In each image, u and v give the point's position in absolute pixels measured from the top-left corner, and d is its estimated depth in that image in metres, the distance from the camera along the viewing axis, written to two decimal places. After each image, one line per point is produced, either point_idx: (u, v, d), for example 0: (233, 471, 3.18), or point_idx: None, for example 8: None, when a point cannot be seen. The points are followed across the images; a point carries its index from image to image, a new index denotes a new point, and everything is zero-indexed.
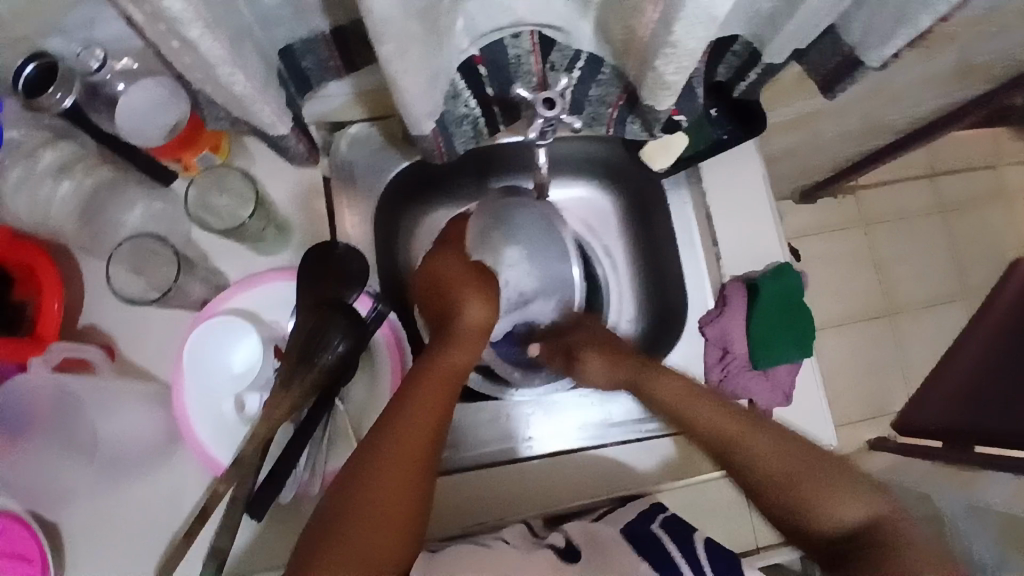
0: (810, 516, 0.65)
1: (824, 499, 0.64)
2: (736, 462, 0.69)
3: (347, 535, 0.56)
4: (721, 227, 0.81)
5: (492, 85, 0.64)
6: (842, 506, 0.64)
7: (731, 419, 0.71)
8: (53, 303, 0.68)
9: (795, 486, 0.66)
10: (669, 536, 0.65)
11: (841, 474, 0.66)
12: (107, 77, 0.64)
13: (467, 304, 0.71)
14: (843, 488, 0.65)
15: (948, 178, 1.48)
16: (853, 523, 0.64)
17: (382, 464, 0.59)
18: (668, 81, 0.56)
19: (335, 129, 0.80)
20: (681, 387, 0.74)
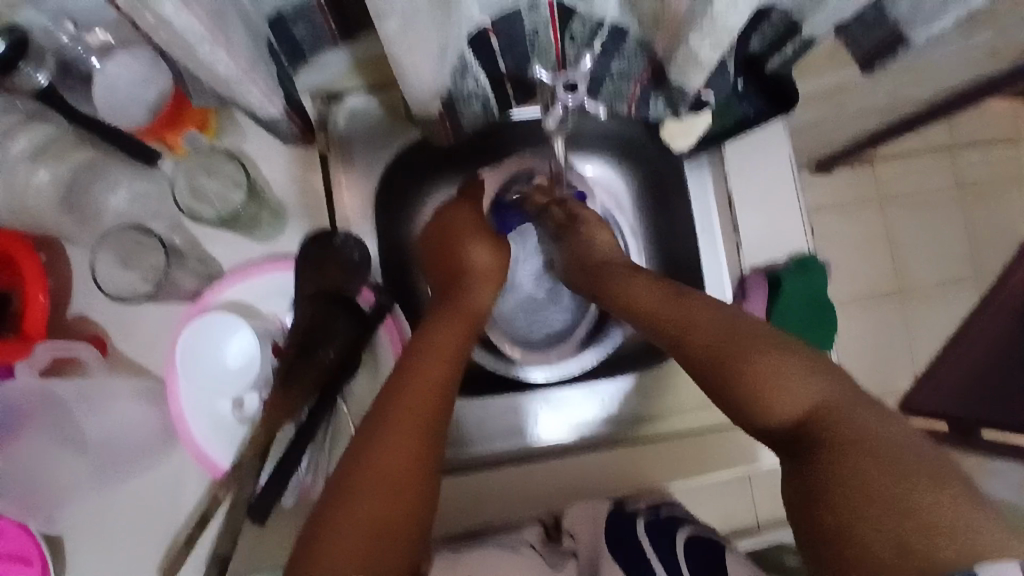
0: (755, 411, 0.50)
1: (767, 383, 0.49)
2: (692, 342, 0.55)
3: (350, 512, 0.50)
4: (743, 211, 0.76)
5: (506, 59, 0.57)
6: (781, 392, 0.49)
7: (699, 316, 0.56)
8: (37, 297, 0.63)
9: (728, 362, 0.52)
10: (649, 537, 0.60)
11: (787, 352, 0.51)
12: (82, 53, 0.60)
13: (473, 251, 0.70)
14: (788, 366, 0.50)
15: (971, 150, 1.42)
16: (791, 419, 0.48)
17: (391, 428, 0.54)
18: (702, 57, 0.50)
19: (332, 101, 0.74)
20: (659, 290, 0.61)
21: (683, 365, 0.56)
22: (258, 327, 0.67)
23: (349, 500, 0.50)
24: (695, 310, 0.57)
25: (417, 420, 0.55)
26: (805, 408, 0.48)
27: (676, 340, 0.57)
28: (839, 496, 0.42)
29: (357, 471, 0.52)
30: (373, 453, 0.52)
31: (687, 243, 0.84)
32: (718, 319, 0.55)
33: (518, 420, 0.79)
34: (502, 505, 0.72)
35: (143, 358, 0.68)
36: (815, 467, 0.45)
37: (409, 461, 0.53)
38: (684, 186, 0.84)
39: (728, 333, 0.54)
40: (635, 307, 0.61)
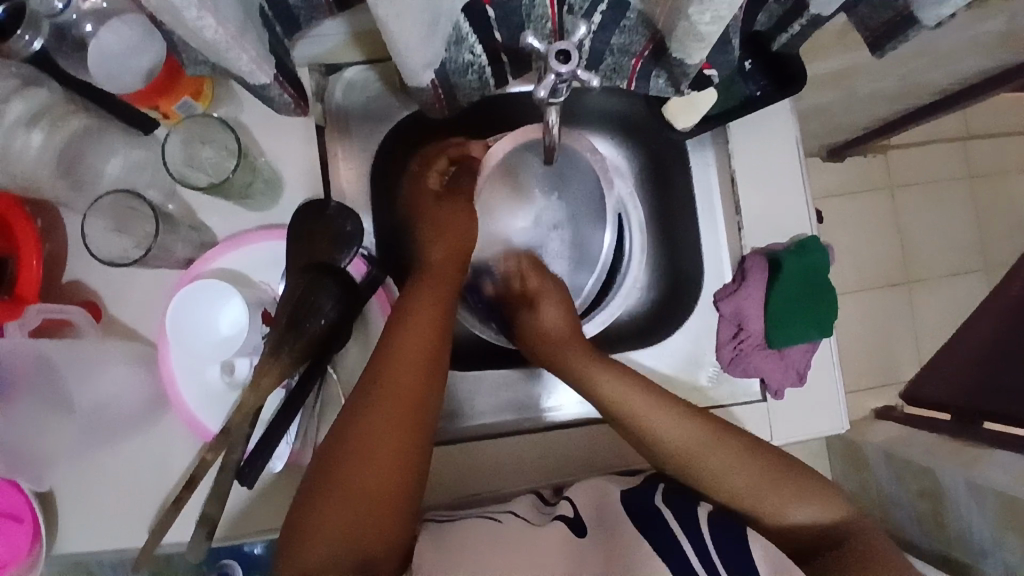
0: (772, 521, 0.64)
1: (782, 501, 0.64)
2: (714, 465, 0.65)
3: (339, 498, 0.53)
4: (744, 194, 0.75)
5: (501, 30, 0.55)
6: (801, 506, 0.64)
7: (663, 413, 0.67)
8: (31, 260, 0.64)
9: (769, 491, 0.64)
10: (672, 513, 0.62)
11: (784, 475, 0.65)
12: (73, 17, 0.55)
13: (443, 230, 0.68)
14: (801, 488, 0.64)
15: (985, 141, 1.39)
16: (812, 530, 0.64)
17: (369, 419, 0.55)
18: (702, 32, 0.50)
19: (331, 71, 0.73)
20: (629, 382, 0.68)
21: (692, 461, 0.66)
22: (251, 296, 0.66)
23: (336, 487, 0.53)
24: (722, 447, 0.65)
25: (404, 397, 0.56)
26: (830, 517, 0.64)
27: (677, 459, 0.66)
28: (833, 562, 0.61)
29: (335, 458, 0.54)
30: (358, 436, 0.54)
31: (685, 225, 0.83)
32: (716, 437, 0.66)
33: (510, 395, 0.79)
34: (489, 478, 0.72)
35: (137, 322, 0.68)
36: (845, 560, 0.60)
37: (390, 438, 0.55)
38: (684, 161, 0.82)
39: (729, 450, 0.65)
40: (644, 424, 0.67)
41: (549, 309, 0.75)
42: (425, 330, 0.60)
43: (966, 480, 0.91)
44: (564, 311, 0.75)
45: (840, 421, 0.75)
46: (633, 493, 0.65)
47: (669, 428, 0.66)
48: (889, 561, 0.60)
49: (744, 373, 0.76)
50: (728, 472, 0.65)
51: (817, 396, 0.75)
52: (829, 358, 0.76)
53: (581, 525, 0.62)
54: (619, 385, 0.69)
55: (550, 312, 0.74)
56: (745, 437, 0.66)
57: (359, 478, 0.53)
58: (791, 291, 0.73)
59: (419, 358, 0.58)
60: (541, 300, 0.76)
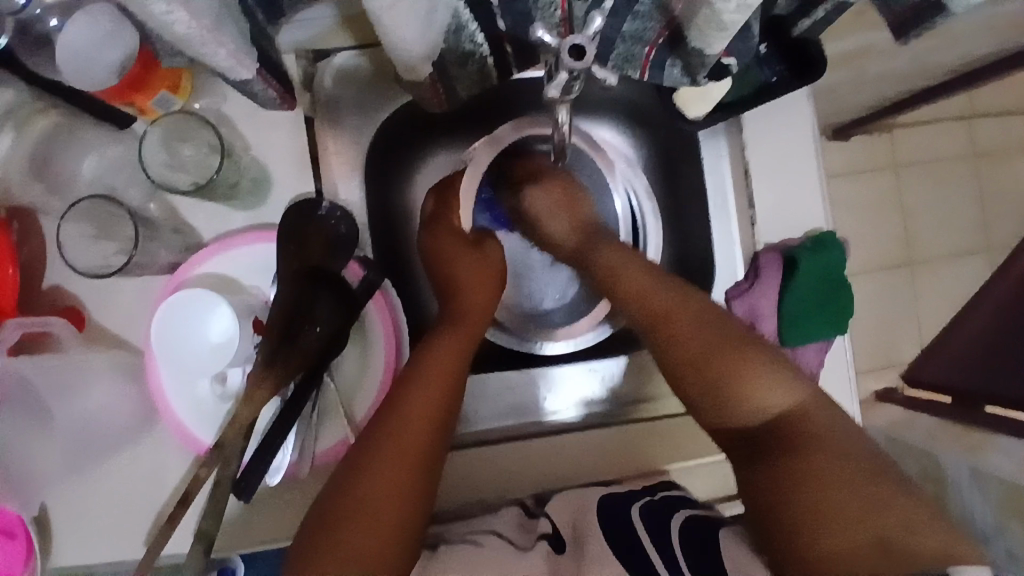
0: (736, 414, 0.58)
1: (753, 377, 0.58)
2: (692, 364, 0.59)
3: (360, 521, 0.51)
4: (759, 187, 0.71)
5: (505, 17, 0.49)
6: (767, 388, 0.58)
7: (650, 285, 0.63)
8: (6, 268, 0.59)
9: (725, 378, 0.58)
10: (645, 525, 0.58)
11: (756, 355, 0.59)
12: (37, 11, 0.49)
13: (462, 270, 0.67)
14: (764, 370, 0.58)
15: (995, 118, 1.35)
16: (769, 421, 0.58)
17: (389, 444, 0.55)
18: (724, 22, 0.45)
19: (319, 58, 0.67)
20: (627, 257, 0.66)
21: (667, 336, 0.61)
22: (239, 302, 0.62)
23: (355, 509, 0.52)
24: (694, 325, 0.61)
25: (419, 431, 0.56)
26: (790, 405, 0.58)
27: (648, 318, 0.62)
28: (779, 465, 0.55)
29: (348, 500, 0.52)
30: (370, 471, 0.53)
31: (694, 219, 0.79)
32: (683, 301, 0.62)
33: (514, 398, 0.77)
34: (494, 486, 0.70)
35: (121, 331, 0.65)
36: (780, 458, 0.56)
37: (400, 474, 0.54)
38: (695, 153, 0.78)
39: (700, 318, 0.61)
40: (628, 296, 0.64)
41: (543, 193, 0.71)
42: (450, 353, 0.61)
43: (970, 471, 0.90)
44: (556, 195, 0.71)
45: (852, 418, 0.74)
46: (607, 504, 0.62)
47: (641, 271, 0.65)
48: (849, 474, 0.53)
49: None
50: (690, 348, 0.60)
51: (828, 394, 0.73)
52: (840, 357, 0.74)
53: (561, 544, 0.60)
54: (636, 278, 0.64)
55: (558, 221, 0.71)
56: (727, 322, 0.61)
57: (377, 513, 0.52)
58: (806, 290, 0.71)
59: (443, 381, 0.58)
60: (536, 189, 0.72)
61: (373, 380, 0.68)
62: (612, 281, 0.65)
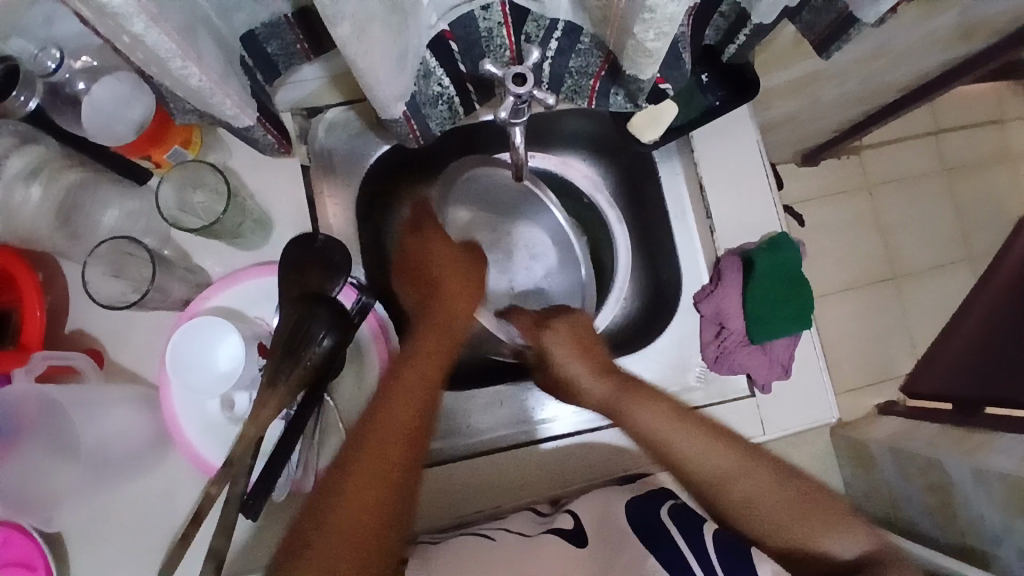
0: (808, 550, 0.65)
1: (824, 530, 0.65)
2: (758, 517, 0.66)
3: (344, 511, 0.54)
4: (715, 198, 0.78)
5: (465, 62, 0.60)
6: (835, 537, 0.65)
7: (712, 447, 0.67)
8: (35, 311, 0.66)
9: (799, 526, 0.65)
10: (676, 525, 0.64)
11: (820, 510, 0.65)
12: (66, 76, 0.60)
13: (454, 299, 0.71)
14: (832, 521, 0.65)
15: (954, 135, 1.44)
16: (852, 562, 0.64)
17: (378, 441, 0.58)
18: (648, 49, 0.54)
19: (312, 114, 0.77)
20: (674, 416, 0.68)
21: (693, 470, 0.67)
22: (247, 330, 0.69)
23: (341, 508, 0.54)
24: (766, 480, 0.66)
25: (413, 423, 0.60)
26: (866, 547, 0.64)
27: (715, 483, 0.66)
28: None
29: (341, 488, 0.55)
30: (360, 471, 0.56)
31: (663, 236, 0.86)
32: (750, 458, 0.67)
33: (506, 412, 0.81)
34: (491, 494, 0.74)
35: (139, 365, 0.71)
36: None
37: (392, 469, 0.57)
38: (654, 173, 0.85)
39: (751, 475, 0.66)
40: (685, 463, 0.67)
41: (567, 333, 0.75)
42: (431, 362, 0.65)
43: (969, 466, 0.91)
44: (572, 340, 0.74)
45: (829, 410, 0.78)
46: (634, 508, 0.66)
47: (692, 436, 0.67)
48: None
49: (730, 369, 0.78)
50: (763, 507, 0.66)
51: (801, 388, 0.78)
52: (812, 351, 0.78)
53: (580, 536, 0.64)
54: (700, 442, 0.67)
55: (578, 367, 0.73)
56: (774, 465, 0.67)
57: (354, 507, 0.54)
58: (769, 288, 0.75)
59: (425, 384, 0.63)
60: (557, 324, 0.76)
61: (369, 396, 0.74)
62: (670, 446, 0.67)
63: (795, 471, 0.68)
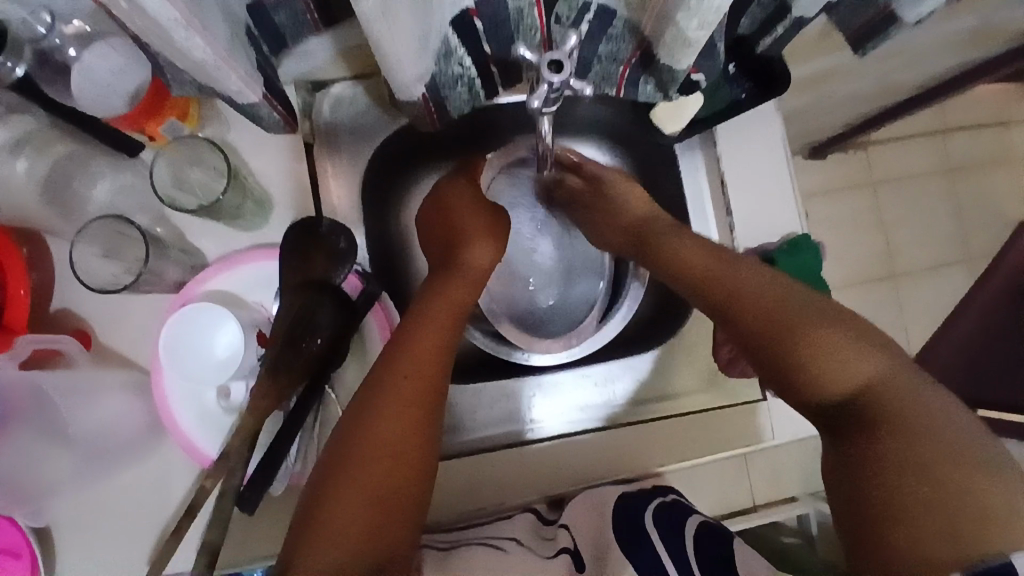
0: (810, 378, 0.54)
1: (834, 348, 0.53)
2: (808, 330, 0.55)
3: (353, 485, 0.51)
4: (736, 196, 0.76)
5: (490, 42, 0.56)
6: (850, 359, 0.53)
7: (737, 273, 0.61)
8: (19, 290, 0.62)
9: (862, 362, 0.53)
10: (658, 529, 0.63)
11: (840, 324, 0.55)
12: (56, 41, 0.55)
13: (472, 244, 0.68)
14: (847, 343, 0.54)
15: (962, 133, 1.39)
16: (850, 402, 0.53)
17: (391, 402, 0.55)
18: (690, 38, 0.50)
19: (317, 89, 0.73)
20: (712, 254, 0.63)
21: (720, 282, 0.61)
22: (245, 317, 0.65)
23: (352, 484, 0.51)
24: (790, 305, 0.57)
25: (423, 373, 0.58)
26: (873, 381, 0.52)
27: (725, 294, 0.60)
28: (866, 448, 0.50)
29: (349, 461, 0.52)
30: (376, 434, 0.54)
31: (678, 231, 0.83)
32: (772, 281, 0.59)
33: (510, 406, 0.79)
34: (492, 491, 0.72)
35: (129, 350, 0.67)
36: (868, 452, 0.51)
37: (409, 426, 0.55)
38: (674, 166, 0.82)
39: (773, 287, 0.58)
40: (710, 283, 0.61)
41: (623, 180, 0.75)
42: (445, 321, 0.62)
43: None
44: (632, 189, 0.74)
45: None
46: (621, 508, 0.67)
47: (737, 266, 0.61)
48: (934, 457, 0.48)
49: (739, 369, 0.77)
50: (753, 303, 0.58)
51: None
52: None
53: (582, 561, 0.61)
54: (741, 274, 0.60)
55: (614, 225, 0.74)
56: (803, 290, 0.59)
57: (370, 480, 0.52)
58: None
59: (441, 336, 0.61)
60: (624, 188, 0.74)
61: None
62: (702, 274, 0.62)
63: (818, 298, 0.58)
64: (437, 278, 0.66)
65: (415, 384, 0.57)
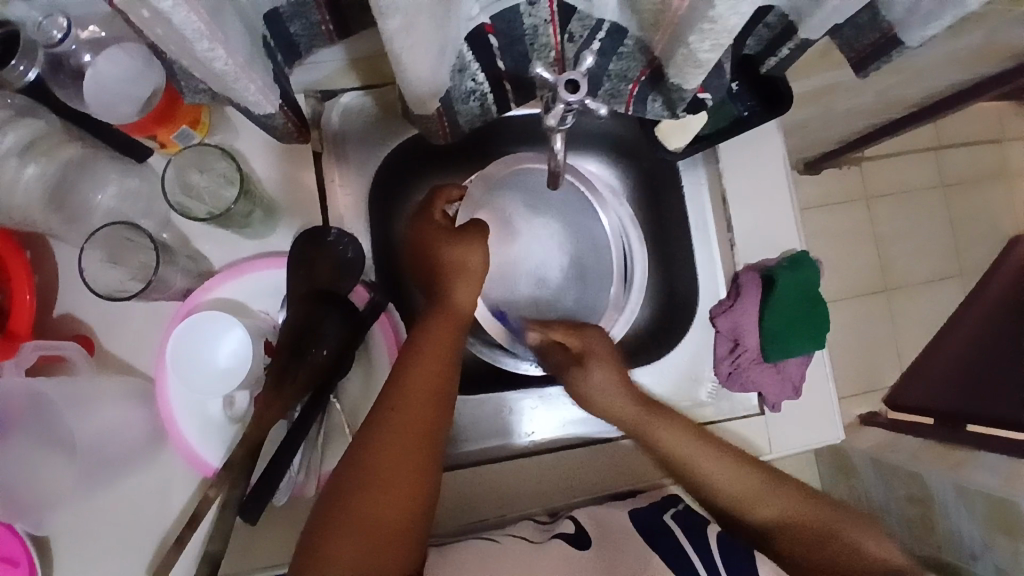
0: (852, 564, 0.63)
1: (852, 530, 0.65)
2: (749, 495, 0.67)
3: (355, 506, 0.53)
4: (738, 212, 0.77)
5: (505, 58, 0.57)
6: (878, 540, 0.64)
7: (714, 458, 0.67)
8: (24, 294, 0.62)
9: (810, 526, 0.65)
10: (680, 528, 0.65)
11: (816, 510, 0.66)
12: (71, 47, 0.55)
13: (452, 284, 0.66)
14: (860, 525, 0.66)
15: (957, 151, 1.41)
16: (888, 568, 0.63)
17: (383, 434, 0.56)
18: (700, 59, 0.51)
19: (326, 97, 0.73)
20: (697, 437, 0.68)
21: (702, 478, 0.67)
22: (251, 325, 0.65)
23: (350, 509, 0.52)
24: (772, 501, 0.66)
25: (418, 400, 0.58)
26: (894, 553, 0.64)
27: (734, 500, 0.67)
28: None
29: (348, 485, 0.54)
30: (372, 467, 0.54)
31: (680, 245, 0.84)
32: (739, 462, 0.68)
33: (511, 418, 0.78)
34: (493, 502, 0.72)
35: (131, 355, 0.67)
36: None
37: (399, 458, 0.55)
38: (676, 181, 0.84)
39: (761, 477, 0.67)
40: (701, 475, 0.67)
41: (603, 370, 0.71)
42: (437, 347, 0.62)
43: (956, 483, 0.92)
44: (616, 374, 0.71)
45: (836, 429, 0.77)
46: (640, 512, 0.67)
47: (719, 463, 0.67)
48: None
49: (743, 386, 0.77)
50: (775, 513, 0.66)
51: (811, 407, 0.77)
52: (822, 371, 0.78)
53: (584, 542, 0.63)
54: (722, 471, 0.67)
55: (618, 398, 0.70)
56: (765, 474, 0.67)
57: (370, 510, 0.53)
58: (789, 307, 0.75)
59: (436, 368, 0.60)
60: (592, 360, 0.72)
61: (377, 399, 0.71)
62: (689, 467, 0.67)
63: (762, 463, 0.68)
64: (425, 316, 0.65)
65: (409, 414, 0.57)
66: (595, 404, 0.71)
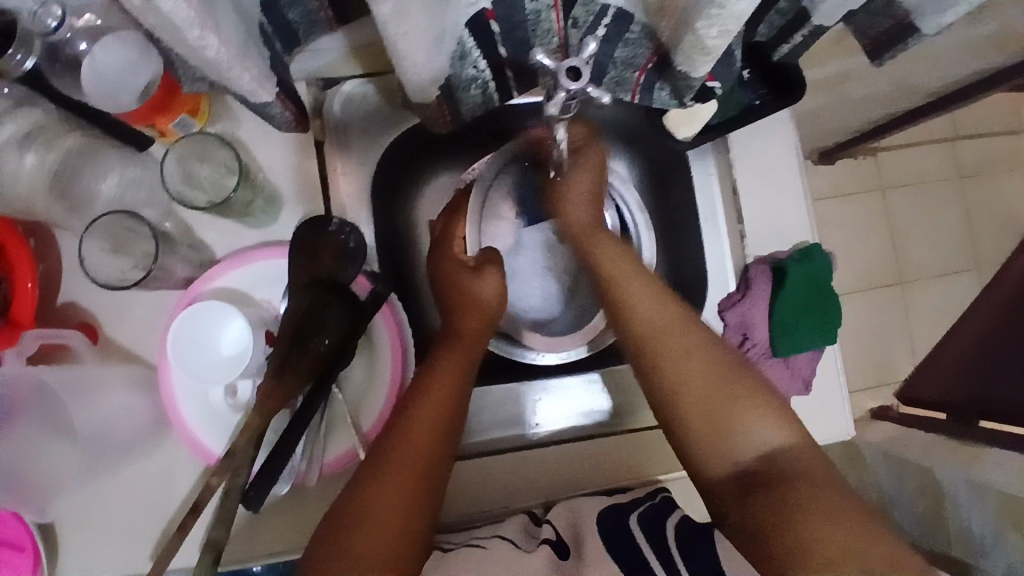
0: (732, 443, 0.59)
1: (755, 416, 0.60)
2: (671, 348, 0.62)
3: (358, 536, 0.52)
4: (747, 203, 0.75)
5: (506, 45, 0.55)
6: (760, 427, 0.59)
7: (643, 299, 0.64)
8: (26, 284, 0.62)
9: (733, 404, 0.60)
10: (643, 531, 0.59)
11: (726, 390, 0.60)
12: (66, 35, 0.52)
13: (477, 275, 0.68)
14: (742, 409, 0.60)
15: (975, 140, 1.37)
16: (766, 457, 0.58)
17: (389, 465, 0.56)
18: (708, 46, 0.49)
19: (328, 86, 0.72)
20: (628, 268, 0.66)
21: (629, 312, 0.64)
22: (254, 314, 0.65)
23: (354, 532, 0.52)
24: (687, 347, 0.62)
25: (423, 430, 0.58)
26: (788, 442, 0.59)
27: (643, 348, 0.63)
28: (771, 497, 0.55)
29: (353, 519, 0.53)
30: (377, 494, 0.54)
31: (689, 237, 0.83)
32: (667, 301, 0.64)
33: (515, 409, 0.79)
34: (496, 492, 0.72)
35: (136, 344, 0.67)
36: (762, 493, 0.56)
37: (405, 489, 0.55)
38: (685, 171, 0.82)
39: (676, 326, 0.63)
40: (630, 314, 0.64)
41: (584, 174, 0.69)
42: (445, 382, 0.61)
43: (967, 479, 0.90)
44: (593, 180, 0.69)
45: (847, 424, 0.76)
46: (606, 517, 0.61)
47: (643, 303, 0.64)
48: (829, 492, 0.55)
49: None
50: (687, 389, 0.61)
51: (819, 401, 0.76)
52: (831, 365, 0.77)
53: (563, 549, 0.58)
54: (650, 306, 0.64)
55: (579, 210, 0.69)
56: (698, 333, 0.63)
57: (373, 536, 0.52)
58: (796, 299, 0.73)
59: (442, 398, 0.60)
60: (572, 168, 0.69)
61: (380, 390, 0.70)
62: (618, 292, 0.65)
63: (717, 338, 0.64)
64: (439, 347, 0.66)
65: (411, 447, 0.57)
66: (569, 206, 0.69)
